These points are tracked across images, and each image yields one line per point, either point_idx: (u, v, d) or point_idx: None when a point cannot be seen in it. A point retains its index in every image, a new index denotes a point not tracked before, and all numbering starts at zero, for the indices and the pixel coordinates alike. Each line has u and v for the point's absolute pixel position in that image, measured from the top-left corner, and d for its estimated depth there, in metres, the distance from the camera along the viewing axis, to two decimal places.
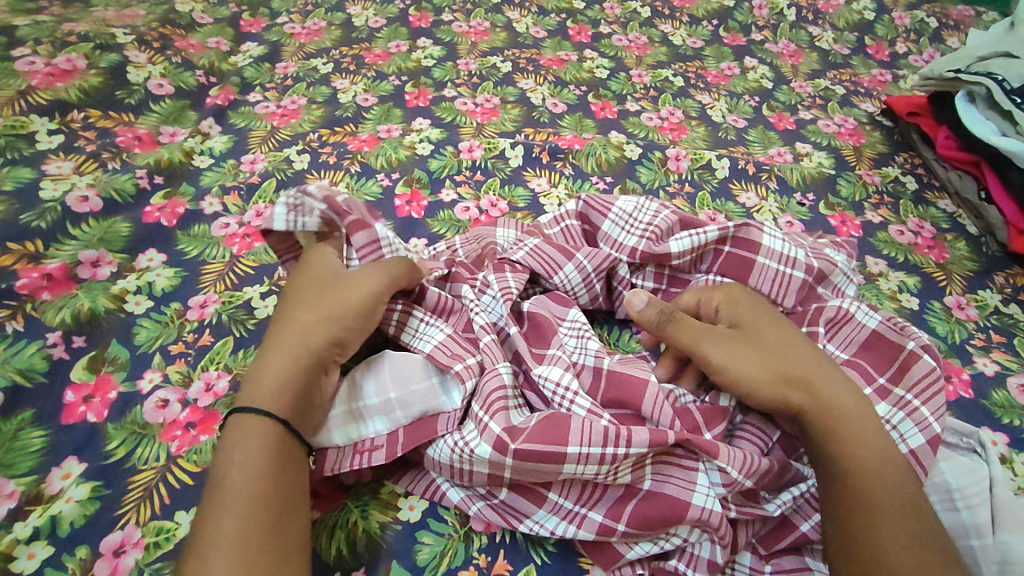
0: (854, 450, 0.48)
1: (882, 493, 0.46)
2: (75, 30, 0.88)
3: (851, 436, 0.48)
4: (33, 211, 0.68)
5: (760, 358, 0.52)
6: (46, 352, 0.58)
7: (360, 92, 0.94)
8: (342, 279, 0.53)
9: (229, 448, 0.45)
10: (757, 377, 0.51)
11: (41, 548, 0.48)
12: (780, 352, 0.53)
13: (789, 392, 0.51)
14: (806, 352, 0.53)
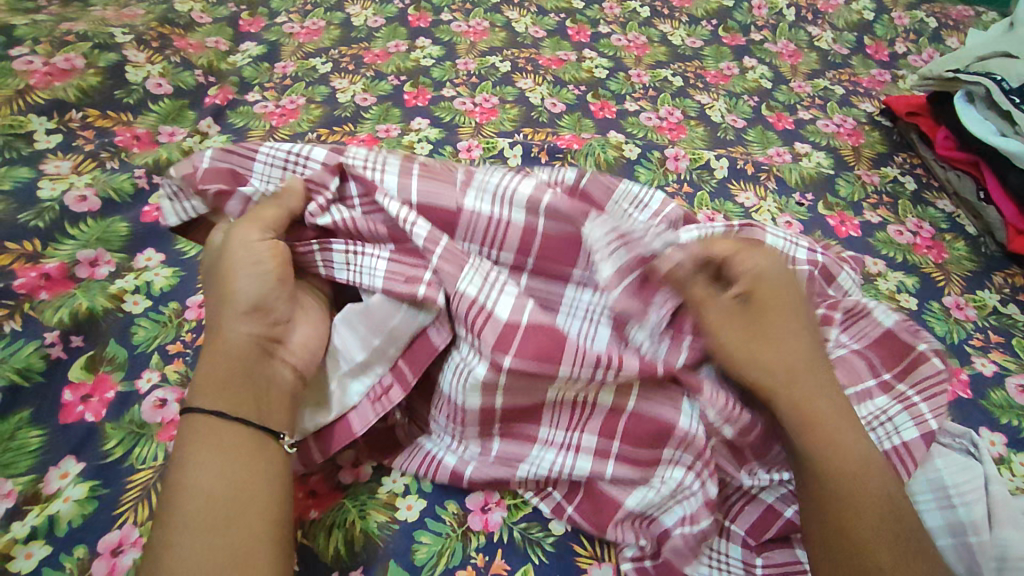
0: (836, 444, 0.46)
1: (852, 501, 0.45)
2: (74, 30, 0.88)
3: (819, 436, 0.46)
4: (31, 210, 0.68)
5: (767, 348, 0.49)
6: (44, 351, 0.58)
7: (359, 92, 0.94)
8: (237, 251, 0.49)
9: (180, 448, 0.44)
10: (754, 363, 0.49)
11: (38, 548, 0.48)
12: (776, 341, 0.49)
13: (777, 379, 0.48)
14: (799, 338, 0.50)
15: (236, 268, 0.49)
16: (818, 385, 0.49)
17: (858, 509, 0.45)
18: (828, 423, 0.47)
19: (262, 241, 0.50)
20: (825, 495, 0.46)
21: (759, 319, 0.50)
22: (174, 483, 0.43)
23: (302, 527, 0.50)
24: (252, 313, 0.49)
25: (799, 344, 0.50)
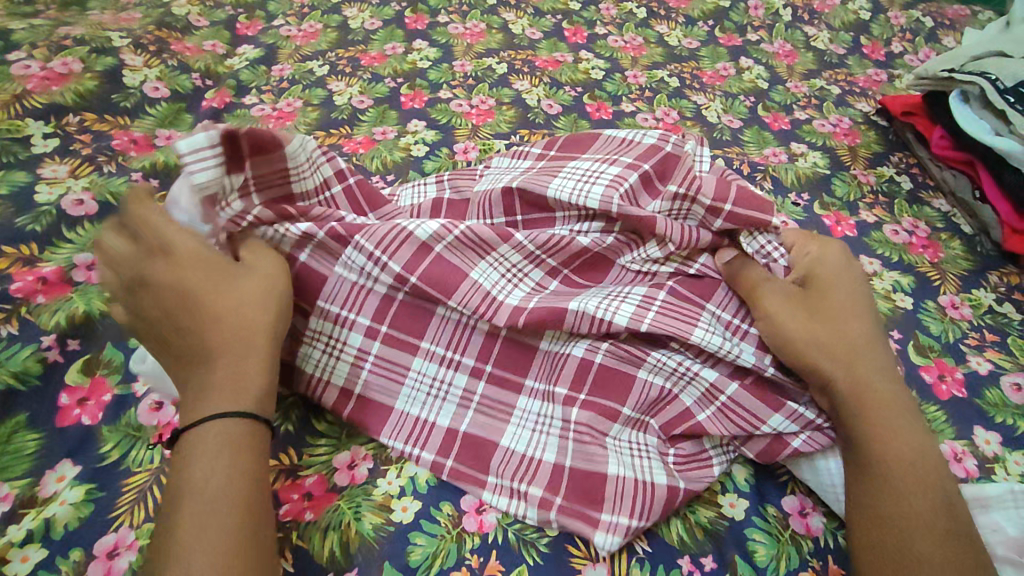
0: (888, 439, 0.49)
1: (908, 493, 0.47)
2: (71, 34, 0.88)
3: (876, 425, 0.50)
4: (29, 214, 0.68)
5: (851, 332, 0.54)
6: (40, 354, 0.58)
7: (356, 94, 0.94)
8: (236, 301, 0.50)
9: (192, 450, 0.44)
10: (817, 346, 0.53)
11: (34, 551, 0.48)
12: (850, 326, 0.54)
13: (830, 364, 0.52)
14: (863, 333, 0.54)
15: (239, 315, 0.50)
16: (875, 374, 0.52)
17: (918, 494, 0.47)
18: (896, 414, 0.51)
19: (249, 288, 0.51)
20: (884, 480, 0.48)
21: (819, 304, 0.56)
22: (196, 492, 0.42)
23: (298, 529, 0.50)
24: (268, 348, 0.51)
25: (868, 334, 0.55)
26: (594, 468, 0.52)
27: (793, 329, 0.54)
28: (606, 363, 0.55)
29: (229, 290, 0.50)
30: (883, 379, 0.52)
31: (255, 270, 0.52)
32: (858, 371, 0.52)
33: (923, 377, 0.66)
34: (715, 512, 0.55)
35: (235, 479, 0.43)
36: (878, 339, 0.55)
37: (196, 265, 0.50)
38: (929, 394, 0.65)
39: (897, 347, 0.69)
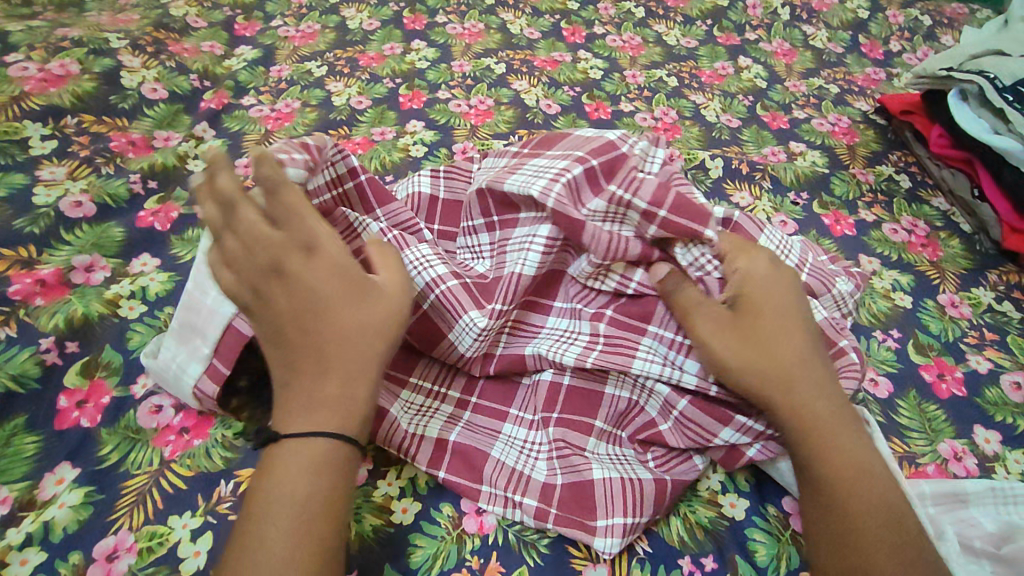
0: (830, 456, 0.49)
1: (856, 513, 0.47)
2: (68, 35, 0.88)
3: (816, 444, 0.49)
4: (27, 216, 0.68)
5: (788, 348, 0.52)
6: (39, 357, 0.58)
7: (354, 95, 0.94)
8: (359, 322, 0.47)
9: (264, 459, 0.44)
10: (751, 370, 0.51)
11: (34, 554, 0.48)
12: (781, 343, 0.53)
13: (766, 387, 0.51)
14: (798, 348, 0.53)
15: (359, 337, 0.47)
16: (812, 390, 0.51)
17: (867, 511, 0.47)
18: (834, 432, 0.50)
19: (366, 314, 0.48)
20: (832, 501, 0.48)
21: (752, 322, 0.54)
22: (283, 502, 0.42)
23: None
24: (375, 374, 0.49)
25: (800, 345, 0.53)
26: (579, 476, 0.52)
27: (726, 353, 0.52)
28: (573, 385, 0.57)
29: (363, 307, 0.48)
30: (818, 396, 0.51)
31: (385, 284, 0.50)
32: (794, 392, 0.51)
33: (922, 376, 0.66)
34: (716, 512, 0.55)
35: (304, 494, 0.43)
36: (812, 348, 0.53)
37: (325, 278, 0.47)
38: (929, 393, 0.65)
39: (896, 346, 0.69)
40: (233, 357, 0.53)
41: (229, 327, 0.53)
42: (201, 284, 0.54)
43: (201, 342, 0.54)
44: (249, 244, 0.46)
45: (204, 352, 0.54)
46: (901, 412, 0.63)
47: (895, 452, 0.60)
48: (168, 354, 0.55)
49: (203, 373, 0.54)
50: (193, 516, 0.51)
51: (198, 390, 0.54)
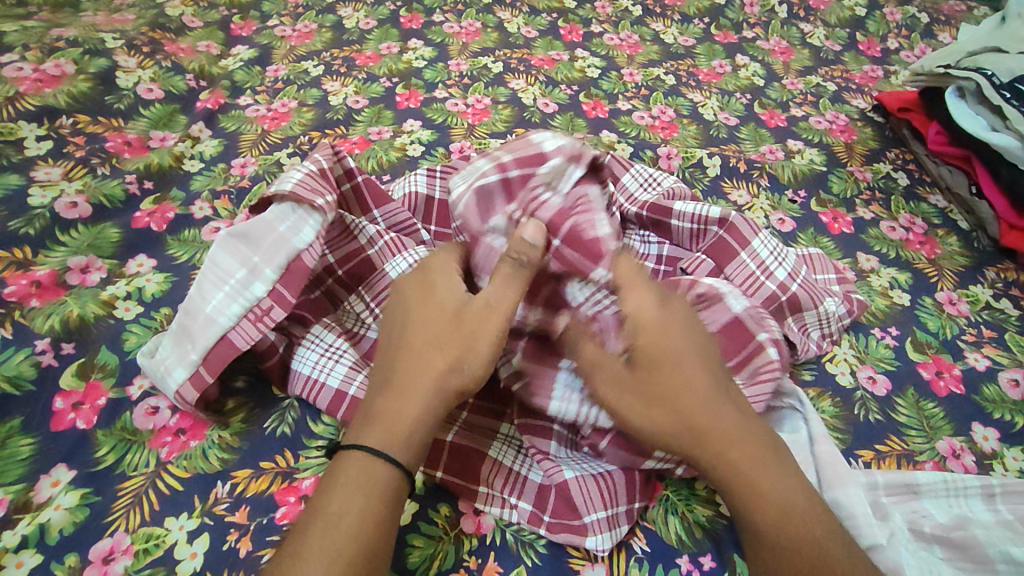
0: (756, 500, 0.46)
1: (777, 555, 0.44)
2: (63, 35, 0.88)
3: (746, 492, 0.46)
4: (21, 217, 0.68)
5: (688, 393, 0.49)
6: (34, 359, 0.58)
7: (351, 94, 0.94)
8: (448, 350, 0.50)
9: (335, 478, 0.44)
10: (659, 433, 0.49)
11: (29, 556, 0.47)
12: (685, 389, 0.49)
13: (680, 446, 0.48)
14: (704, 393, 0.49)
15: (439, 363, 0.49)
16: (728, 434, 0.48)
17: (784, 556, 0.44)
18: (749, 468, 0.47)
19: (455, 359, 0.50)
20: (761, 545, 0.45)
21: (651, 378, 0.50)
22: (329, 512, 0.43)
23: None
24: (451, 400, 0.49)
25: (704, 386, 0.50)
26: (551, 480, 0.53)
27: (629, 416, 0.49)
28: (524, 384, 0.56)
29: (447, 336, 0.50)
30: (734, 439, 0.48)
31: (480, 318, 0.50)
32: (710, 444, 0.48)
33: (920, 374, 0.66)
34: (714, 511, 0.54)
35: (381, 530, 0.43)
36: (718, 386, 0.50)
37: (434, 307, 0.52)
38: (927, 391, 0.65)
39: (894, 344, 0.69)
40: (221, 366, 0.54)
41: (224, 338, 0.54)
42: (206, 293, 0.55)
43: (192, 348, 0.55)
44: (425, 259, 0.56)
45: (193, 357, 0.54)
46: (899, 410, 0.63)
47: (892, 450, 0.60)
48: (161, 353, 0.56)
49: (187, 379, 0.54)
50: (190, 517, 0.51)
51: (178, 394, 0.54)
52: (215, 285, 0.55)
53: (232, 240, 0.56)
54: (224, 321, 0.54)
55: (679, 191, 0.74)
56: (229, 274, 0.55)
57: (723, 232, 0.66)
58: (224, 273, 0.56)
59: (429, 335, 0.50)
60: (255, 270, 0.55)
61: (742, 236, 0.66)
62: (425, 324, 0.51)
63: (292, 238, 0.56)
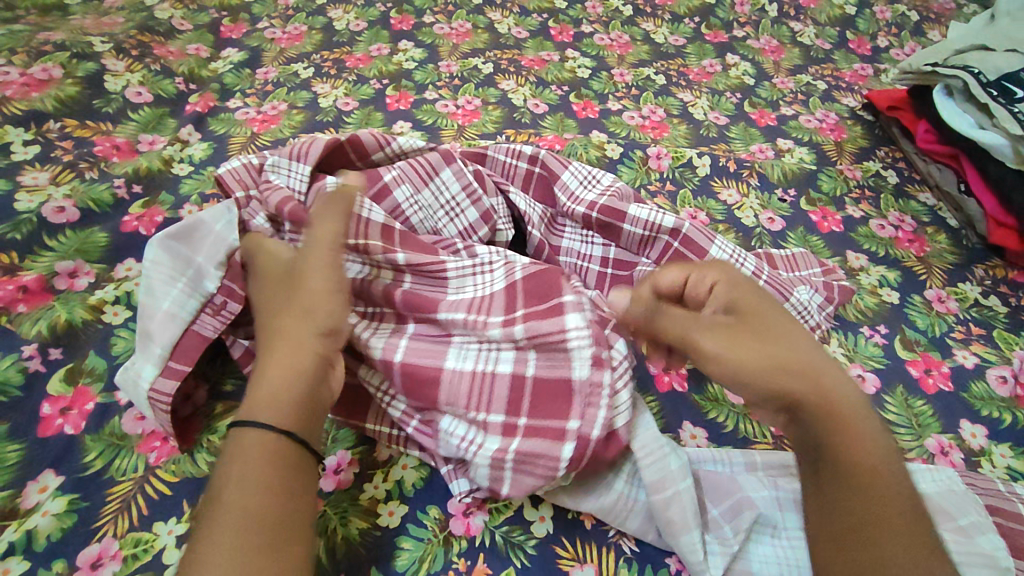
0: (848, 438, 0.43)
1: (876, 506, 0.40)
2: (51, 39, 0.87)
3: (842, 426, 0.43)
4: (8, 222, 0.67)
5: (761, 348, 0.47)
6: (21, 364, 0.58)
7: (341, 96, 0.94)
8: (286, 321, 0.50)
9: (231, 454, 0.43)
10: (766, 362, 0.46)
11: (16, 563, 0.47)
12: (783, 336, 0.47)
13: (784, 378, 0.45)
14: (801, 342, 0.48)
15: (286, 336, 0.49)
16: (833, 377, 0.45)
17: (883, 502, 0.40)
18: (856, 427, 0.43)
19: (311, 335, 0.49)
20: (842, 490, 0.41)
21: (755, 327, 0.48)
22: (220, 493, 0.41)
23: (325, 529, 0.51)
24: (325, 336, 0.50)
25: (806, 342, 0.48)
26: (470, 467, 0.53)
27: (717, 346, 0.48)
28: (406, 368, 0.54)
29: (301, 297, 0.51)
30: (839, 379, 0.45)
31: (313, 277, 0.51)
32: (818, 380, 0.45)
33: (909, 372, 0.66)
34: None
35: (270, 493, 0.42)
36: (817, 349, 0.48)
37: (269, 297, 0.52)
38: (916, 388, 0.65)
39: (883, 342, 0.69)
40: (193, 356, 0.56)
41: (189, 331, 0.56)
42: (156, 293, 0.56)
43: (154, 344, 0.55)
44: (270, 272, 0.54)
45: (158, 353, 0.54)
46: (889, 407, 0.63)
47: None
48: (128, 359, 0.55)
49: (160, 374, 0.54)
50: (178, 521, 0.50)
51: (155, 391, 0.53)
52: (166, 284, 0.56)
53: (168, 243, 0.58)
54: (185, 315, 0.56)
55: (620, 191, 0.72)
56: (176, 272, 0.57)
57: (679, 246, 0.67)
58: (168, 273, 0.57)
59: (278, 303, 0.51)
60: (202, 269, 0.58)
61: (698, 248, 0.67)
62: (270, 303, 0.52)
63: (228, 236, 0.59)
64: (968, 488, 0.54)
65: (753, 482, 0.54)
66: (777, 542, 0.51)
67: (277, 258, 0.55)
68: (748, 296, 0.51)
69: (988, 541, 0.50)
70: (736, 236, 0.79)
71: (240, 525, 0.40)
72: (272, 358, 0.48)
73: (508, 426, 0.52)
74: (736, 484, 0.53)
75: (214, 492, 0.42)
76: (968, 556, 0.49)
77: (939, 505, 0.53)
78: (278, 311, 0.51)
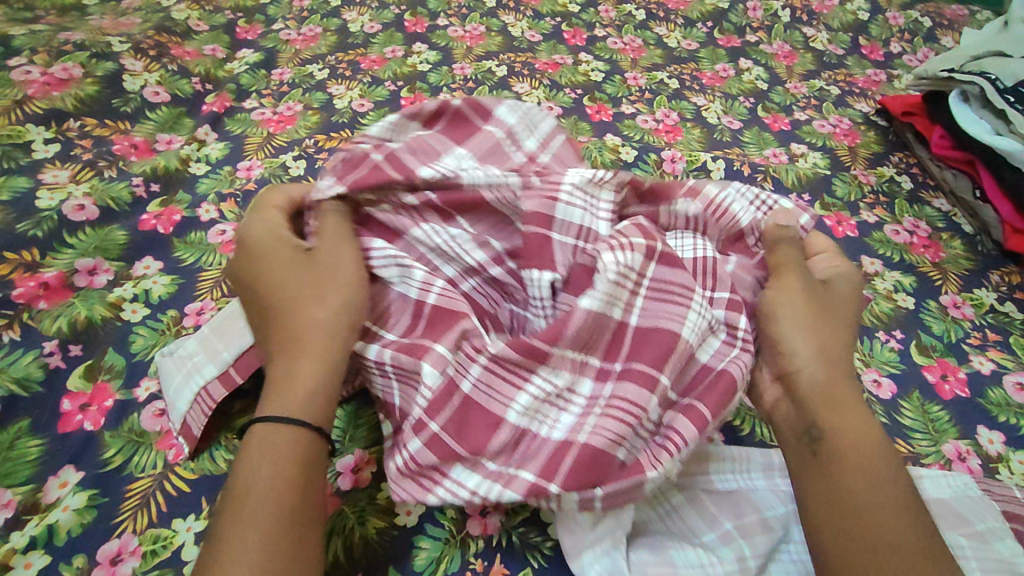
0: (851, 425, 0.46)
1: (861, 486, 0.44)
2: (71, 39, 0.88)
3: (848, 413, 0.47)
4: (30, 220, 0.68)
5: (794, 309, 0.52)
6: (42, 361, 0.58)
7: (356, 98, 0.94)
8: (301, 297, 0.51)
9: (264, 445, 0.44)
10: (808, 337, 0.51)
11: (37, 557, 0.48)
12: (828, 323, 0.52)
13: (813, 354, 0.50)
14: (834, 334, 0.52)
15: (303, 310, 0.50)
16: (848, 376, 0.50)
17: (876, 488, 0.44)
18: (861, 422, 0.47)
19: (326, 308, 0.50)
20: (833, 456, 0.45)
21: (824, 303, 0.54)
22: (249, 489, 0.42)
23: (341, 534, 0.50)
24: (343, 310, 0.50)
25: (841, 335, 0.53)
26: (462, 437, 0.47)
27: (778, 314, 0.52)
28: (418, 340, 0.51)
29: (320, 287, 0.52)
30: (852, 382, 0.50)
31: (333, 254, 0.53)
32: (832, 371, 0.50)
33: (925, 377, 0.66)
34: None
35: (297, 495, 0.42)
36: (849, 346, 0.52)
37: (272, 273, 0.53)
38: (931, 394, 0.65)
39: (898, 347, 0.69)
40: (252, 368, 0.56)
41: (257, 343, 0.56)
42: None
43: (224, 348, 0.57)
44: (254, 255, 0.55)
45: (224, 357, 0.56)
46: (905, 413, 0.63)
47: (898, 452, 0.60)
48: (191, 351, 0.57)
49: (216, 376, 0.55)
50: (197, 519, 0.51)
51: (205, 390, 0.55)
52: None
53: None
54: None
55: None
56: None
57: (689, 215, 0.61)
58: None
59: (281, 284, 0.52)
60: None
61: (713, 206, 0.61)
62: (267, 286, 0.53)
63: None
64: (984, 493, 0.54)
65: (769, 503, 0.52)
66: (799, 557, 0.50)
67: (254, 252, 0.55)
68: (840, 287, 0.56)
69: (1007, 547, 0.50)
70: None
71: (269, 527, 0.40)
72: (286, 329, 0.50)
73: (419, 422, 0.48)
74: (751, 506, 0.52)
75: (239, 482, 0.42)
76: (984, 563, 0.49)
77: (956, 510, 0.53)
78: (283, 289, 0.52)
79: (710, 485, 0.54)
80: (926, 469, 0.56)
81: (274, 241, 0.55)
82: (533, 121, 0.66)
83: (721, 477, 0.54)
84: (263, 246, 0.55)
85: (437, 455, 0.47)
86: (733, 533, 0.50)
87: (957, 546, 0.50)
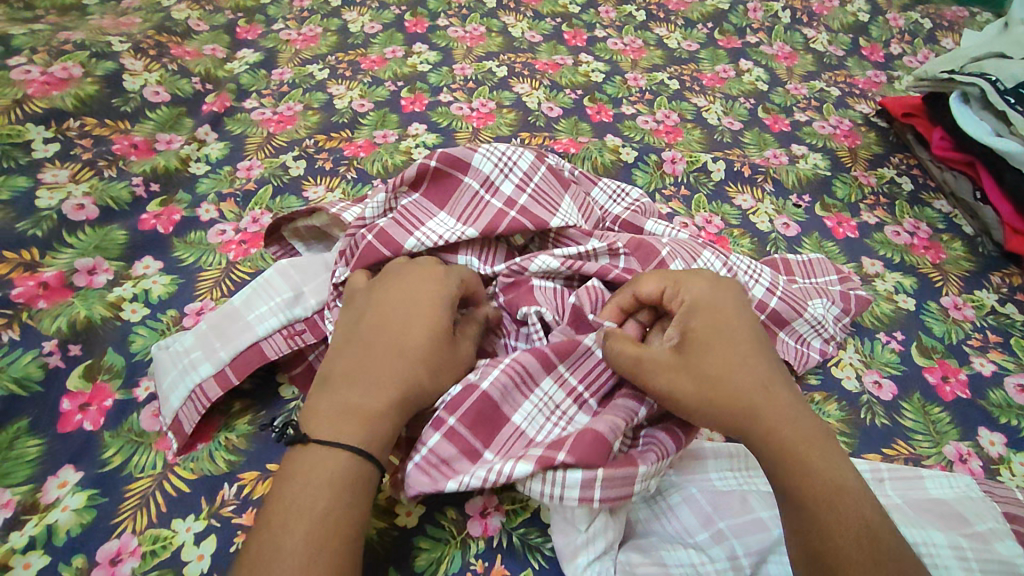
0: (799, 473, 0.43)
1: (841, 527, 0.41)
2: (71, 38, 0.87)
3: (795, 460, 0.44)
4: (29, 219, 0.68)
5: (684, 376, 0.47)
6: (41, 360, 0.58)
7: (357, 98, 0.94)
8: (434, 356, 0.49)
9: (340, 471, 0.43)
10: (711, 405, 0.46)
11: (36, 558, 0.47)
12: (732, 371, 0.47)
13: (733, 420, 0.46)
14: (744, 380, 0.47)
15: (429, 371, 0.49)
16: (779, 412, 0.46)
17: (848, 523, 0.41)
18: (802, 451, 0.44)
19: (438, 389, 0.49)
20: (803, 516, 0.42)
21: (712, 356, 0.47)
22: (320, 508, 0.41)
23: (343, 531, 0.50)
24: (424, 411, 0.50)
25: (754, 373, 0.47)
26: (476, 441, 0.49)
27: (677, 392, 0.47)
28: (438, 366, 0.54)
29: (432, 358, 0.49)
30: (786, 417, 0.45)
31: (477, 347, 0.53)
32: (761, 419, 0.45)
33: (926, 378, 0.66)
34: None
35: (359, 527, 0.42)
36: (765, 378, 0.47)
37: (426, 310, 0.51)
38: (933, 395, 0.65)
39: (900, 348, 0.69)
40: (247, 368, 0.57)
41: (255, 345, 0.57)
42: (252, 304, 0.59)
43: (222, 346, 0.57)
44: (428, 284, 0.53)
45: (221, 356, 0.57)
46: (907, 415, 0.63)
47: (899, 454, 0.60)
48: (188, 346, 0.57)
49: (212, 375, 0.56)
50: (196, 519, 0.50)
51: (200, 388, 0.55)
52: (262, 299, 0.59)
53: (287, 268, 0.62)
54: (261, 330, 0.58)
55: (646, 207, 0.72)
56: (277, 292, 0.60)
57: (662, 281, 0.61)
58: (272, 291, 0.60)
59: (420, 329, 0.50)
60: (301, 297, 0.60)
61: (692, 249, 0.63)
62: (415, 319, 0.51)
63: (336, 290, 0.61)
64: (985, 495, 0.54)
65: (764, 501, 0.52)
66: None
67: (413, 272, 0.53)
68: (709, 322, 0.49)
69: (1007, 547, 0.50)
70: (751, 241, 0.78)
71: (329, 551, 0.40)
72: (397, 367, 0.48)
73: (438, 419, 0.49)
74: (747, 504, 0.51)
75: (318, 506, 0.41)
76: (983, 563, 0.48)
77: (957, 510, 0.53)
78: (428, 334, 0.50)
79: (707, 481, 0.53)
80: (927, 470, 0.56)
81: (441, 283, 0.53)
82: (510, 161, 0.63)
83: (721, 477, 0.54)
84: (435, 283, 0.53)
85: (456, 447, 0.48)
86: (727, 531, 0.50)
87: (957, 546, 0.49)
